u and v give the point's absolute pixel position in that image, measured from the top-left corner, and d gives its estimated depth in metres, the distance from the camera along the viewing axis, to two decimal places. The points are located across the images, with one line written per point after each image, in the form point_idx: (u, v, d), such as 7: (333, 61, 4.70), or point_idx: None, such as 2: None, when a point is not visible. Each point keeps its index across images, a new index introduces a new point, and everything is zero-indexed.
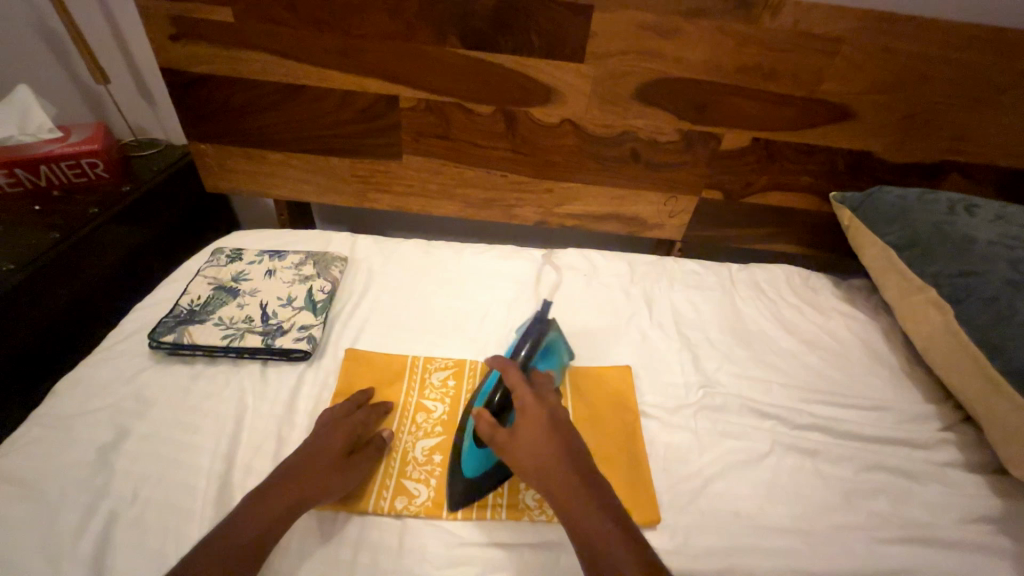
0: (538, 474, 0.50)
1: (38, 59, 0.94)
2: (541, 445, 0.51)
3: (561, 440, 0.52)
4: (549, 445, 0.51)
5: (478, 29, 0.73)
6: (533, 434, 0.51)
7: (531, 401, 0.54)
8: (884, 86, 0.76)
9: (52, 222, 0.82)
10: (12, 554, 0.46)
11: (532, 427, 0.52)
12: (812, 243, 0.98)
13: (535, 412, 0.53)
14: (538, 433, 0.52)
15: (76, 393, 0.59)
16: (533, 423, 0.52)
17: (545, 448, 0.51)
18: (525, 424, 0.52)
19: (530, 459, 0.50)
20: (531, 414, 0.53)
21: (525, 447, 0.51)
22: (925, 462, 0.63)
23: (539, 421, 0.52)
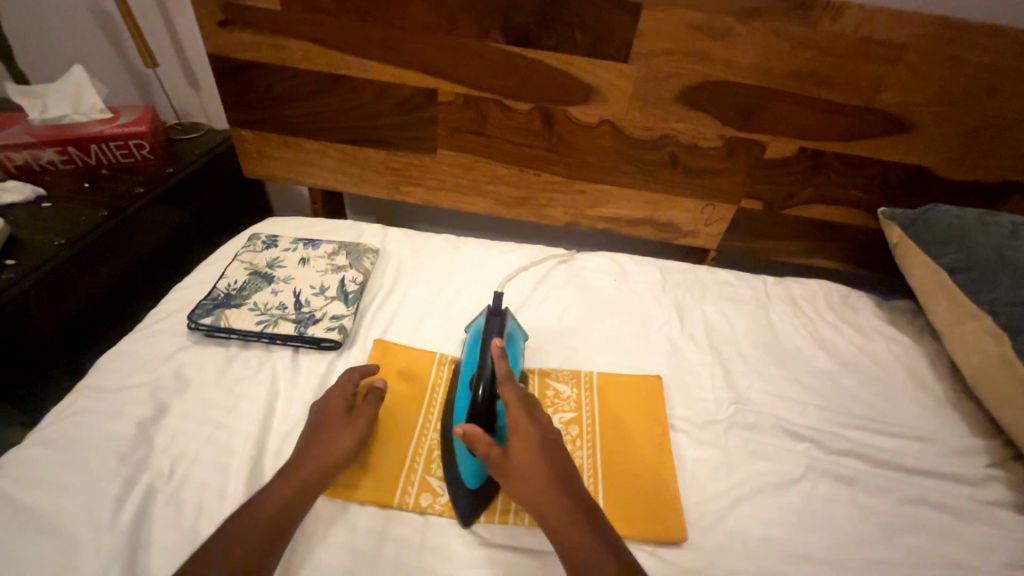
0: (534, 500, 0.49)
1: (92, 39, 0.97)
2: (535, 469, 0.50)
3: (556, 467, 0.51)
4: (544, 471, 0.50)
5: (522, 25, 0.72)
6: (528, 457, 0.51)
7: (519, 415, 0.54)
8: (947, 99, 0.72)
9: (100, 200, 0.84)
10: (58, 519, 0.48)
11: (526, 450, 0.51)
12: (855, 260, 0.94)
13: (531, 432, 0.53)
14: (532, 457, 0.51)
15: (119, 368, 0.62)
16: (528, 444, 0.52)
17: (539, 473, 0.50)
18: (522, 442, 0.52)
19: (526, 484, 0.50)
20: (522, 433, 0.52)
21: (517, 469, 0.50)
22: (970, 500, 0.59)
23: (534, 443, 0.52)
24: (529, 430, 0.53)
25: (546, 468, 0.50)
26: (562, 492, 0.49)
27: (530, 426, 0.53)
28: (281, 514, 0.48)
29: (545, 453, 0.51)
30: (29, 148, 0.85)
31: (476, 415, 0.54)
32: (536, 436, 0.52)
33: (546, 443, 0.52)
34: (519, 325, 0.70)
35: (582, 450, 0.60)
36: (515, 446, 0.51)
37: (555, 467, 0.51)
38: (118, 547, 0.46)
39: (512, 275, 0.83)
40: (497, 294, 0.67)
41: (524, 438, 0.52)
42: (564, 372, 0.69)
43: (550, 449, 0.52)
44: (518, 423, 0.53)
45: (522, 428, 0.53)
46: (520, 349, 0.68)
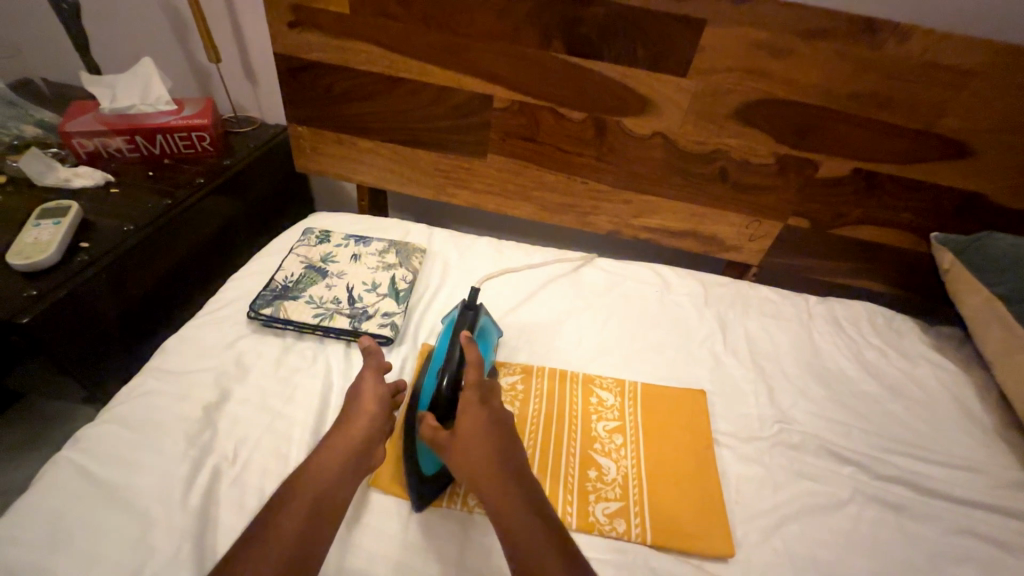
0: (478, 482, 0.49)
1: (159, 32, 1.01)
2: (481, 448, 0.51)
3: (503, 448, 0.51)
4: (490, 450, 0.51)
5: (584, 36, 0.73)
6: (475, 441, 0.51)
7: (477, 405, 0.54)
8: (1012, 126, 0.71)
9: (164, 188, 0.88)
10: (134, 494, 0.50)
11: (479, 439, 0.51)
12: (900, 283, 0.93)
13: (479, 414, 0.53)
14: (479, 437, 0.51)
15: (184, 352, 0.64)
16: (476, 423, 0.52)
17: (485, 453, 0.50)
18: (476, 433, 0.51)
19: (471, 463, 0.50)
20: (479, 428, 0.52)
21: (467, 457, 0.50)
22: (1022, 535, 0.58)
23: (481, 422, 0.52)
24: (477, 410, 0.53)
25: (493, 447, 0.51)
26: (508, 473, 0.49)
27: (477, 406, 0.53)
28: (330, 493, 0.49)
29: (494, 434, 0.52)
30: (100, 136, 0.89)
31: (436, 404, 0.56)
32: (483, 415, 0.53)
33: (496, 422, 0.53)
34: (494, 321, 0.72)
35: (626, 459, 0.61)
36: (467, 434, 0.51)
37: (501, 451, 0.51)
38: (189, 525, 0.49)
39: (490, 275, 0.83)
40: (475, 288, 0.68)
41: (472, 417, 0.53)
42: (608, 380, 0.70)
43: (497, 432, 0.52)
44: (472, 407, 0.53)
45: (470, 410, 0.53)
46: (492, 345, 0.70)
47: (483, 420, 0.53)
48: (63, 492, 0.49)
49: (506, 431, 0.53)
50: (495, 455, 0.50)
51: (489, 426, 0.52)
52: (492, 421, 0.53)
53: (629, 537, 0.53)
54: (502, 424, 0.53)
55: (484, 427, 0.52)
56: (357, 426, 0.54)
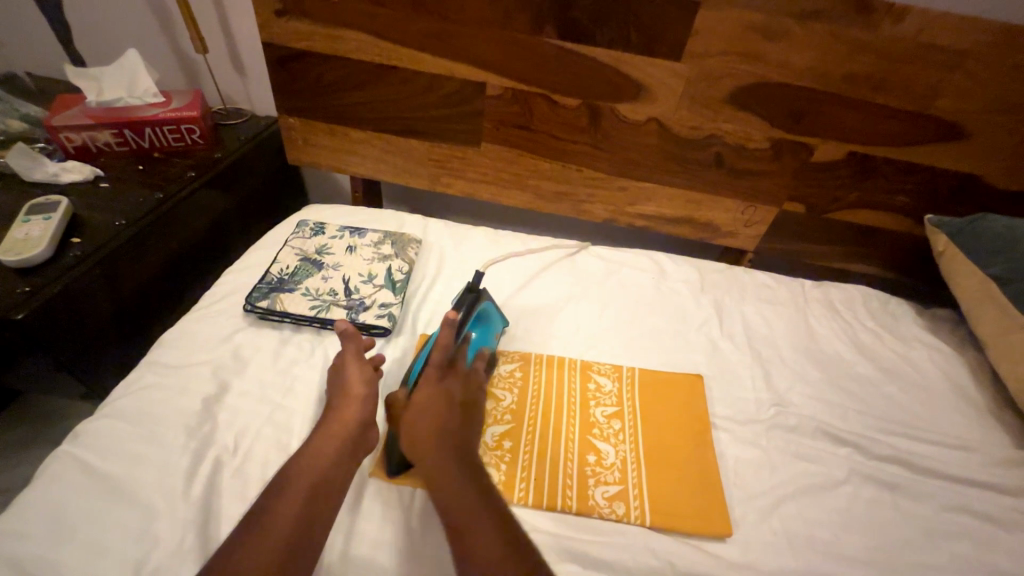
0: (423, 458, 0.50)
1: (144, 24, 0.99)
2: (432, 422, 0.51)
3: (456, 425, 0.52)
4: (441, 424, 0.51)
5: (577, 21, 0.72)
6: (422, 420, 0.52)
7: (429, 385, 0.54)
8: (1007, 106, 0.71)
9: (154, 181, 0.87)
10: (135, 487, 0.50)
11: (426, 418, 0.52)
12: (895, 266, 0.93)
13: (430, 395, 0.53)
14: (433, 412, 0.52)
15: (180, 346, 0.64)
16: (430, 399, 0.53)
17: (435, 427, 0.51)
18: (423, 412, 0.52)
19: (418, 435, 0.51)
20: (428, 406, 0.52)
21: (414, 436, 0.51)
22: (1015, 511, 0.59)
23: (437, 398, 0.53)
24: (434, 387, 0.54)
25: (446, 423, 0.52)
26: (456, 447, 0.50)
27: (433, 383, 0.54)
28: (331, 482, 0.49)
29: (448, 410, 0.53)
30: (88, 130, 0.88)
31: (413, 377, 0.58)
32: (438, 392, 0.54)
33: (451, 400, 0.54)
34: (498, 308, 0.71)
35: (624, 443, 0.61)
36: (416, 413, 0.52)
37: (448, 429, 0.51)
38: (192, 516, 0.49)
39: (497, 260, 0.84)
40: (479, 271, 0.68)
41: (427, 393, 0.53)
42: (606, 366, 0.70)
43: (447, 410, 0.53)
44: (424, 386, 0.54)
45: (422, 390, 0.54)
46: (493, 334, 0.69)
47: (437, 396, 0.53)
48: (62, 487, 0.49)
49: (460, 409, 0.54)
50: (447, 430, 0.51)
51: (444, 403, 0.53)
52: (446, 398, 0.54)
53: (629, 519, 0.54)
54: (458, 402, 0.54)
55: (437, 403, 0.53)
56: (359, 415, 0.55)
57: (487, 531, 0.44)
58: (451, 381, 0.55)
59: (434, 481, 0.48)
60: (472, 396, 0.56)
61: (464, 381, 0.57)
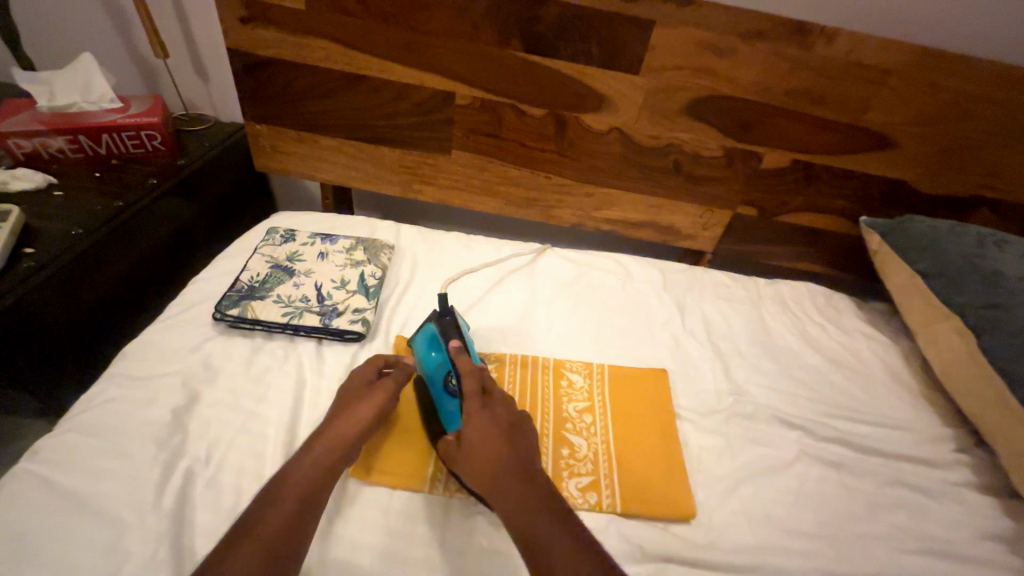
0: (487, 483, 0.50)
1: (99, 28, 0.96)
2: (488, 455, 0.51)
3: (514, 450, 0.52)
4: (499, 452, 0.51)
5: (541, 34, 0.76)
6: (479, 445, 0.52)
7: (477, 411, 0.55)
8: (925, 119, 0.79)
9: (112, 190, 0.84)
10: (101, 502, 0.49)
11: (482, 442, 0.52)
12: (838, 264, 1.01)
13: (480, 420, 0.54)
14: (489, 442, 0.52)
15: (146, 357, 0.63)
16: (481, 430, 0.53)
17: (491, 459, 0.51)
18: (478, 438, 0.52)
19: (479, 460, 0.51)
20: (480, 430, 0.53)
21: (476, 463, 0.51)
22: (942, 481, 0.66)
23: (488, 429, 0.53)
24: (479, 420, 0.54)
25: (502, 451, 0.51)
26: (520, 473, 0.50)
27: (481, 414, 0.54)
28: (314, 487, 0.50)
29: (501, 437, 0.53)
30: (38, 136, 0.85)
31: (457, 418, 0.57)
32: (487, 422, 0.54)
33: (502, 426, 0.54)
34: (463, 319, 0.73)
35: (596, 436, 0.64)
36: (471, 440, 0.52)
37: (506, 450, 0.52)
38: (165, 527, 0.48)
39: (454, 276, 0.82)
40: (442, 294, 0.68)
41: (477, 426, 0.53)
42: (578, 364, 0.73)
43: (501, 432, 0.53)
44: (470, 412, 0.55)
45: (472, 417, 0.54)
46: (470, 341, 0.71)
47: (485, 427, 0.53)
48: (22, 505, 0.48)
49: (512, 435, 0.53)
50: (506, 457, 0.51)
51: (497, 431, 0.53)
52: (497, 426, 0.54)
53: (601, 508, 0.57)
54: (508, 428, 0.54)
55: (490, 432, 0.53)
56: (341, 420, 0.56)
57: (566, 559, 0.44)
58: (496, 409, 0.56)
59: (503, 503, 0.48)
60: (521, 419, 0.56)
61: (509, 406, 0.57)
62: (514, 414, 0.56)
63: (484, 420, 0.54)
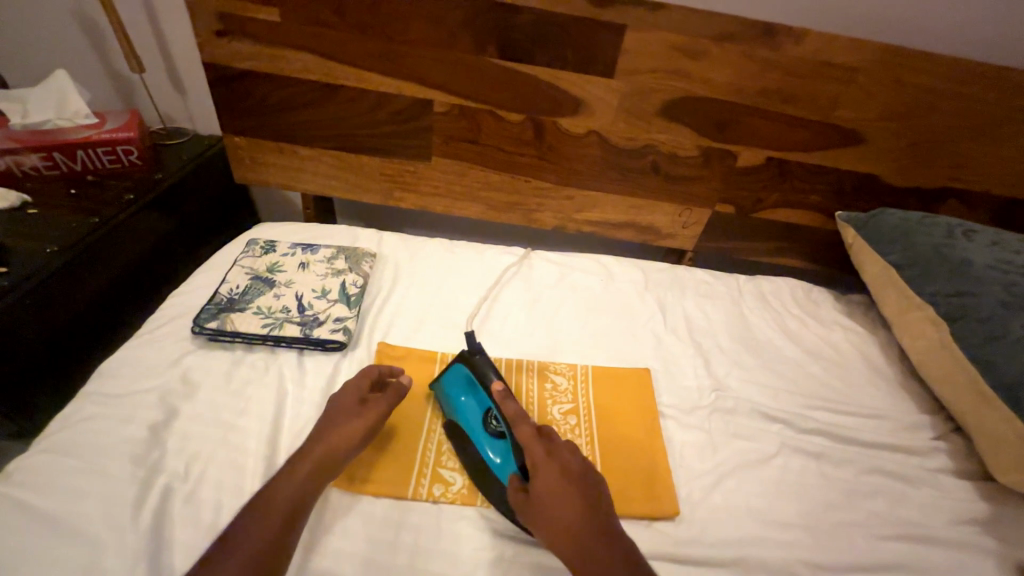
0: (557, 530, 0.48)
1: (73, 44, 0.96)
2: (559, 501, 0.49)
3: (589, 505, 0.50)
4: (575, 509, 0.49)
5: (515, 41, 0.77)
6: (550, 492, 0.50)
7: (541, 455, 0.52)
8: (892, 115, 0.81)
9: (88, 206, 0.84)
10: (77, 522, 0.48)
11: (552, 488, 0.50)
12: (815, 258, 1.03)
13: (547, 464, 0.52)
14: (563, 498, 0.49)
15: (124, 373, 0.62)
16: (553, 485, 0.50)
17: (563, 506, 0.49)
18: (547, 483, 0.50)
19: (549, 507, 0.49)
20: (547, 475, 0.51)
21: (545, 510, 0.49)
22: (919, 468, 0.67)
23: (557, 475, 0.51)
24: (547, 463, 0.52)
25: (578, 508, 0.49)
26: (599, 532, 0.48)
27: (550, 466, 0.51)
28: (297, 498, 0.50)
29: (574, 491, 0.50)
30: (12, 154, 0.84)
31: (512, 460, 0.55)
32: (557, 474, 0.51)
33: (573, 478, 0.51)
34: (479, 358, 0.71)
35: (579, 437, 0.65)
36: (539, 486, 0.50)
37: (578, 495, 0.50)
38: (143, 544, 0.48)
39: (473, 314, 0.79)
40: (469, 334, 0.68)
41: (548, 480, 0.50)
42: (561, 365, 0.74)
43: (572, 478, 0.51)
44: (535, 456, 0.52)
45: (539, 460, 0.52)
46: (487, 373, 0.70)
47: (552, 472, 0.51)
48: None
49: (582, 480, 0.51)
50: (583, 515, 0.49)
51: (569, 484, 0.50)
52: (569, 479, 0.51)
53: None
54: (576, 472, 0.52)
55: (562, 486, 0.50)
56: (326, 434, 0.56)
57: None
58: (562, 458, 0.53)
59: (577, 553, 0.47)
60: (589, 467, 0.53)
61: (576, 453, 0.54)
62: (583, 463, 0.53)
63: (554, 473, 0.51)
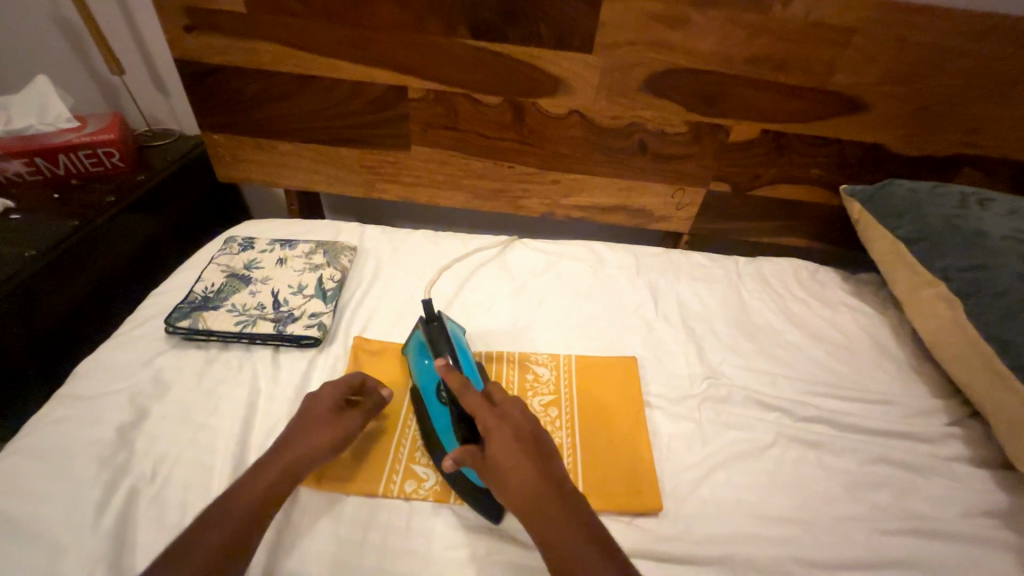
0: (510, 493, 0.47)
1: (55, 49, 0.96)
2: (513, 465, 0.48)
3: (540, 465, 0.48)
4: (527, 470, 0.47)
5: (486, 20, 0.73)
6: (503, 456, 0.48)
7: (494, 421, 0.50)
8: (897, 78, 0.75)
9: (71, 210, 0.84)
10: (40, 525, 0.48)
11: (505, 453, 0.48)
12: (821, 236, 0.97)
13: (500, 431, 0.50)
14: (514, 460, 0.48)
15: (97, 375, 0.62)
16: (505, 447, 0.49)
17: (516, 470, 0.47)
18: (500, 449, 0.48)
19: (503, 471, 0.48)
20: (500, 441, 0.49)
21: (500, 475, 0.48)
22: (930, 456, 0.62)
23: (510, 440, 0.49)
24: (500, 430, 0.50)
25: (529, 469, 0.48)
26: (550, 491, 0.47)
27: (502, 428, 0.50)
28: (261, 504, 0.48)
29: (525, 453, 0.49)
30: None
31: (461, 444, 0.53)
32: (510, 434, 0.49)
33: (523, 438, 0.50)
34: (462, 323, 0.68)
35: (560, 430, 0.62)
36: (493, 452, 0.49)
37: (532, 459, 0.48)
38: (102, 548, 0.47)
39: (435, 278, 0.80)
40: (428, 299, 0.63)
41: (500, 442, 0.49)
42: (544, 356, 0.71)
43: (525, 442, 0.49)
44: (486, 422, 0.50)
45: (492, 427, 0.50)
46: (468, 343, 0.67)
47: (506, 437, 0.49)
48: None
49: (535, 444, 0.50)
50: (535, 475, 0.47)
51: (519, 444, 0.49)
52: (519, 439, 0.49)
53: None
54: (530, 436, 0.50)
55: (512, 447, 0.49)
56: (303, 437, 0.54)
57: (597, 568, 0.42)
58: (512, 418, 0.51)
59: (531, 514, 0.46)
60: (539, 427, 0.52)
61: (526, 413, 0.52)
62: (533, 423, 0.52)
63: (505, 435, 0.49)
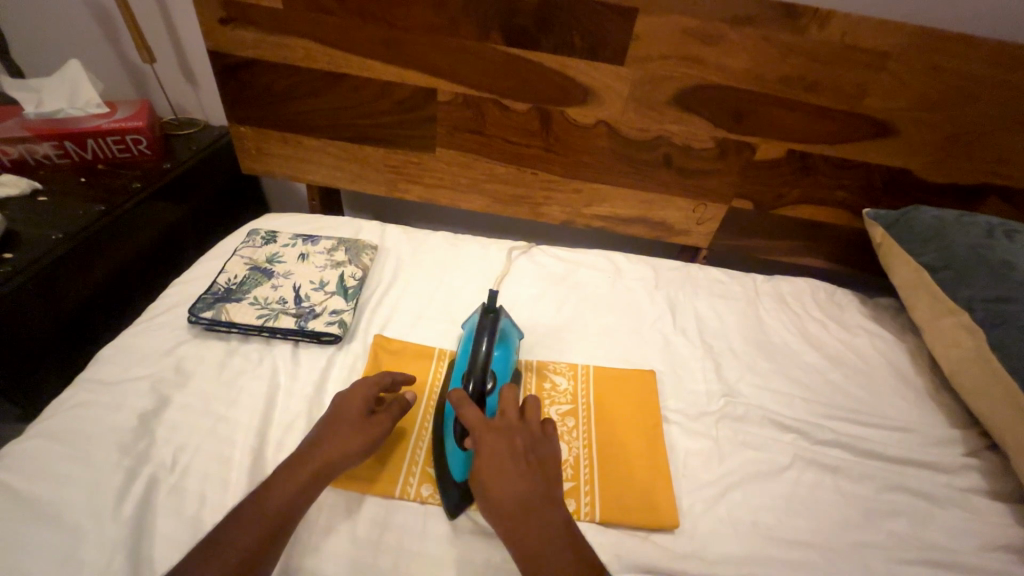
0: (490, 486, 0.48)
1: (89, 34, 0.97)
2: (497, 461, 0.49)
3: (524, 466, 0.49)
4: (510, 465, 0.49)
5: (520, 27, 0.74)
6: (488, 453, 0.49)
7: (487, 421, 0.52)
8: (928, 105, 0.75)
9: (98, 195, 0.84)
10: (60, 509, 0.48)
11: (492, 449, 0.50)
12: (840, 258, 0.97)
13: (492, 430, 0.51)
14: (500, 459, 0.49)
15: (120, 360, 0.62)
16: (493, 447, 0.50)
17: (499, 466, 0.48)
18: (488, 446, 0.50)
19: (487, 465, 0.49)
20: (489, 438, 0.50)
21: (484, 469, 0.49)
22: (948, 487, 0.62)
23: (499, 439, 0.50)
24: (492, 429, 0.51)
25: (513, 468, 0.49)
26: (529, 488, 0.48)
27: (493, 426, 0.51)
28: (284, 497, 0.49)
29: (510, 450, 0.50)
30: (25, 142, 0.85)
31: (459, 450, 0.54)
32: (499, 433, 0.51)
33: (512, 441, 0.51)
34: (514, 323, 0.68)
35: (577, 441, 0.62)
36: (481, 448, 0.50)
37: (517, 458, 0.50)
38: (122, 536, 0.47)
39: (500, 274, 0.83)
40: (490, 291, 0.64)
41: (489, 441, 0.50)
42: (562, 365, 0.70)
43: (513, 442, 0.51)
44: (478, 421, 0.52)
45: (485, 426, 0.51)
46: (515, 347, 0.67)
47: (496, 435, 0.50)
48: None
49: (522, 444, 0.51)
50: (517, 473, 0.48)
51: (506, 446, 0.50)
52: (512, 447, 0.50)
53: (578, 516, 0.54)
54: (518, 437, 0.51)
55: (504, 454, 0.49)
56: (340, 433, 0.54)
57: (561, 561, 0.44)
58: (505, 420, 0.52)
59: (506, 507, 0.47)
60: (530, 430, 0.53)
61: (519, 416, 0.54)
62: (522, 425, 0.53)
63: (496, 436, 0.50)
